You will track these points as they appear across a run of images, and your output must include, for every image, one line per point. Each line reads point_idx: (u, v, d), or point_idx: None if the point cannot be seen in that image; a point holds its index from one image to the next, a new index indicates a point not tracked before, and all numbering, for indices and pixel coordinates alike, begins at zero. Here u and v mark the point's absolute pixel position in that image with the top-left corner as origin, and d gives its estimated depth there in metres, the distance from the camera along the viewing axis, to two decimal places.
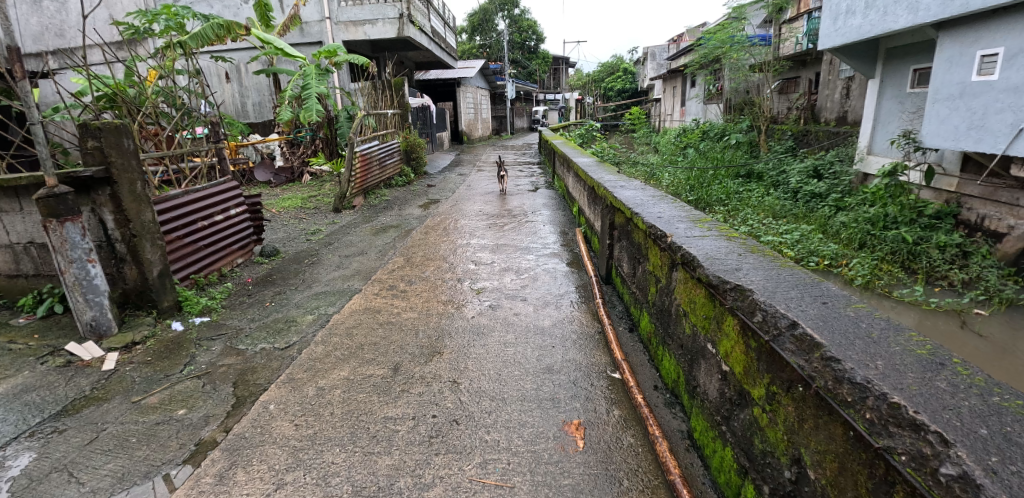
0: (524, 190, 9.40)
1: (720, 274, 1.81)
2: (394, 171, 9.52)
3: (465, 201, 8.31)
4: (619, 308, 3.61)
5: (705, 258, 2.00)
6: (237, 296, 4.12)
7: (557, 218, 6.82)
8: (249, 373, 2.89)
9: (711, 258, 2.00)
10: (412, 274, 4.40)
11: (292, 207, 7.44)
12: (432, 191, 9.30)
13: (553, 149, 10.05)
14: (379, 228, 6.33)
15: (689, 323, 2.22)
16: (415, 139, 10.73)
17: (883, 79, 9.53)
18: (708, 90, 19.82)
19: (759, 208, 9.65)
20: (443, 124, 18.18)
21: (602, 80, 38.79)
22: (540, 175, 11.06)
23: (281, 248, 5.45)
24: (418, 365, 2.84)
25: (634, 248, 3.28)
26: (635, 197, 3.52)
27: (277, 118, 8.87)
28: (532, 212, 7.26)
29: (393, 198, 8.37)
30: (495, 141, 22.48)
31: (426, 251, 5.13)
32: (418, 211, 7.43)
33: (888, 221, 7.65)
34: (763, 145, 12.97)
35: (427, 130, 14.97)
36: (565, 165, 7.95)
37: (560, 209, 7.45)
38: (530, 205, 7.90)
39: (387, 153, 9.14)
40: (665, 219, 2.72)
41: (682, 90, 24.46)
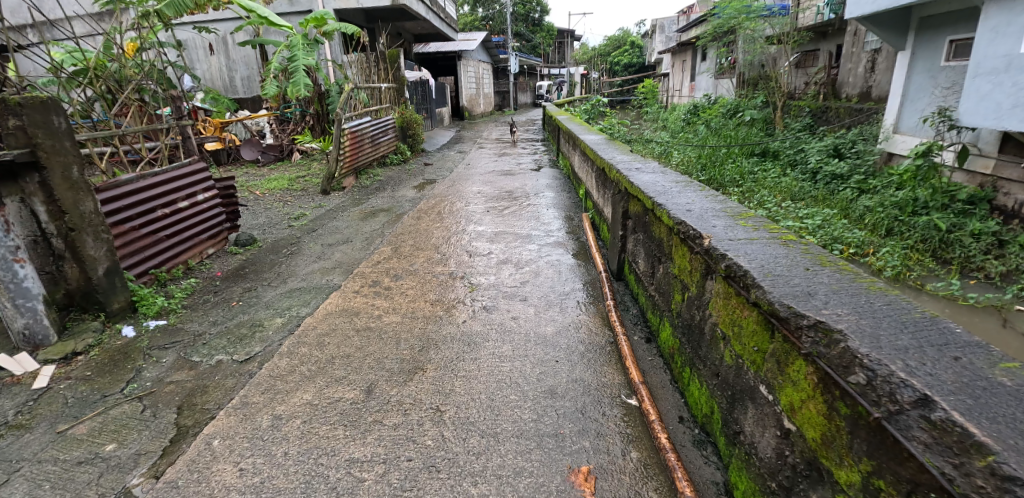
0: (527, 169, 8.84)
1: (790, 302, 1.31)
2: (388, 148, 8.98)
3: (463, 182, 7.78)
4: (633, 311, 3.13)
5: (763, 273, 1.50)
6: (202, 293, 3.67)
7: (562, 201, 6.31)
8: (198, 396, 2.48)
9: (770, 272, 1.50)
10: (399, 268, 3.93)
11: (278, 188, 6.96)
12: (429, 170, 8.78)
13: (558, 125, 9.47)
14: (369, 211, 5.85)
15: (732, 351, 1.74)
16: (411, 115, 10.14)
17: (915, 52, 8.88)
18: (720, 64, 19.02)
19: (776, 190, 9.08)
20: (443, 99, 17.53)
21: (609, 54, 37.71)
22: (543, 153, 10.48)
23: (260, 235, 4.99)
24: (396, 385, 2.40)
25: (653, 245, 2.79)
26: (655, 183, 2.99)
27: (263, 94, 8.27)
28: (535, 195, 6.75)
29: (387, 178, 7.86)
30: (497, 117, 21.73)
31: (417, 239, 4.64)
32: (413, 193, 6.93)
33: (918, 206, 7.13)
34: (779, 122, 12.32)
35: (425, 105, 14.34)
36: (571, 144, 7.39)
37: (565, 191, 6.93)
38: (532, 186, 7.38)
39: (380, 130, 8.59)
40: (695, 213, 2.21)
41: (692, 65, 23.57)
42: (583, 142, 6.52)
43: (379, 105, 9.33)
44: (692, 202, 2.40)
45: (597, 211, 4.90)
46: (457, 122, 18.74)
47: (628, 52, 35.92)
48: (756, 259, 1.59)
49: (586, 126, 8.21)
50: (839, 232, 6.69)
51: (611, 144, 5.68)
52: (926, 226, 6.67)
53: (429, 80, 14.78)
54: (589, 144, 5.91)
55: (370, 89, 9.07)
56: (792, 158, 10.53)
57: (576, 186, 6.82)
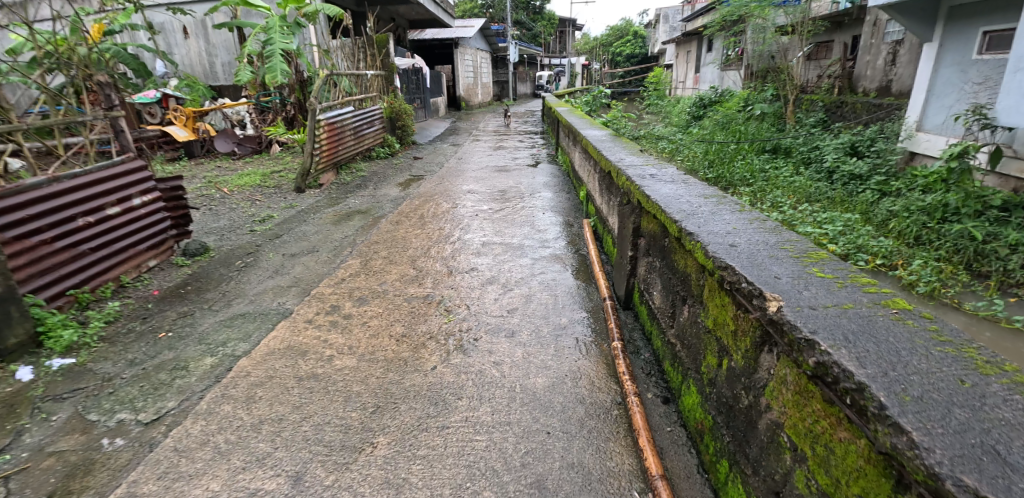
0: (524, 166, 8.19)
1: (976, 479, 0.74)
2: (374, 141, 8.32)
3: (453, 179, 7.13)
4: (644, 354, 2.54)
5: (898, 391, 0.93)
6: (128, 319, 3.07)
7: (560, 203, 5.68)
8: (78, 478, 1.89)
9: (908, 390, 0.93)
10: (365, 288, 3.31)
11: (249, 185, 6.34)
12: (418, 165, 8.16)
13: (557, 117, 8.81)
14: (344, 213, 5.21)
15: (811, 480, 1.17)
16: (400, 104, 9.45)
17: (944, 43, 8.26)
18: (727, 56, 18.33)
19: (791, 191, 8.46)
20: (439, 89, 16.83)
21: (611, 44, 36.94)
22: (542, 147, 9.82)
23: (216, 242, 4.38)
24: (335, 470, 1.81)
25: (674, 279, 2.20)
26: (676, 193, 2.38)
27: (236, 80, 7.58)
28: (531, 195, 6.13)
29: (370, 174, 7.22)
30: (495, 108, 21.00)
31: (393, 249, 4.03)
32: (397, 191, 6.30)
33: (948, 212, 6.53)
34: (791, 117, 11.68)
35: (418, 94, 13.63)
36: (572, 138, 6.76)
37: (564, 191, 6.32)
38: (528, 185, 6.77)
39: (365, 121, 7.94)
40: (742, 250, 1.60)
41: (698, 55, 22.85)
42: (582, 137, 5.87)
43: (365, 94, 8.65)
44: (733, 229, 1.78)
45: (600, 218, 4.27)
46: (453, 113, 18.05)
47: (631, 43, 35.17)
48: (872, 358, 1.02)
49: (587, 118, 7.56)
50: (863, 240, 6.10)
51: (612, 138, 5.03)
52: (959, 234, 6.09)
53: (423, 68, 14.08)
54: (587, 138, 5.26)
55: (355, 77, 8.40)
56: (806, 156, 9.90)
57: (577, 185, 6.18)
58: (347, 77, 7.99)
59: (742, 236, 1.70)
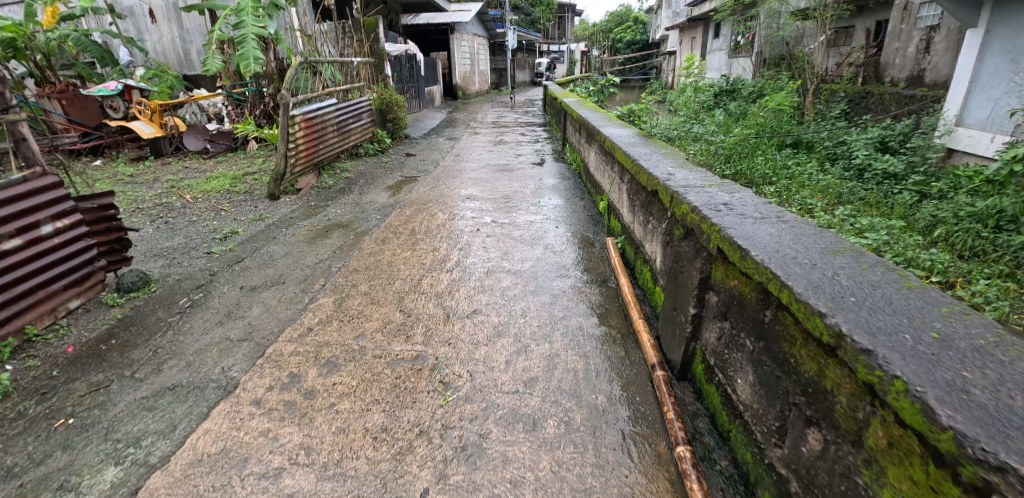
0: (528, 164, 7.37)
1: None
2: (362, 137, 7.48)
3: (450, 180, 6.31)
4: (721, 463, 1.82)
5: None
6: (21, 396, 2.32)
7: (573, 212, 4.88)
8: None
9: None
10: (335, 345, 2.54)
11: (217, 190, 5.56)
12: (411, 163, 7.37)
13: (564, 108, 7.97)
14: (322, 226, 4.43)
15: None
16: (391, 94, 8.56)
17: (991, 30, 7.48)
18: (737, 42, 17.48)
19: (820, 190, 7.68)
20: (434, 77, 15.94)
21: (612, 30, 35.92)
22: (546, 142, 8.98)
23: (161, 271, 3.61)
24: None
25: (785, 379, 1.47)
26: (779, 236, 1.62)
27: (205, 70, 6.62)
28: (539, 200, 5.36)
29: (356, 175, 6.41)
30: (492, 97, 20.08)
31: (377, 281, 3.25)
32: (386, 196, 5.49)
33: (1005, 220, 5.52)
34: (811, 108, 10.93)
35: (412, 83, 12.74)
36: (585, 134, 5.96)
37: (576, 195, 5.55)
38: (535, 187, 5.99)
39: (352, 114, 7.10)
40: (998, 409, 0.87)
41: (704, 42, 21.98)
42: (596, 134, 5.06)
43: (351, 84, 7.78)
44: (937, 340, 1.05)
45: (628, 239, 3.51)
46: (449, 103, 17.15)
47: (632, 29, 34.20)
48: None
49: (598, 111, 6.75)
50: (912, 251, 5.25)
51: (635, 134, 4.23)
52: (1021, 246, 5.06)
53: (417, 54, 13.15)
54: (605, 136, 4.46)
55: (340, 65, 7.54)
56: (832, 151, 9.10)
57: (591, 190, 5.36)
58: (329, 64, 7.12)
59: (970, 366, 0.98)
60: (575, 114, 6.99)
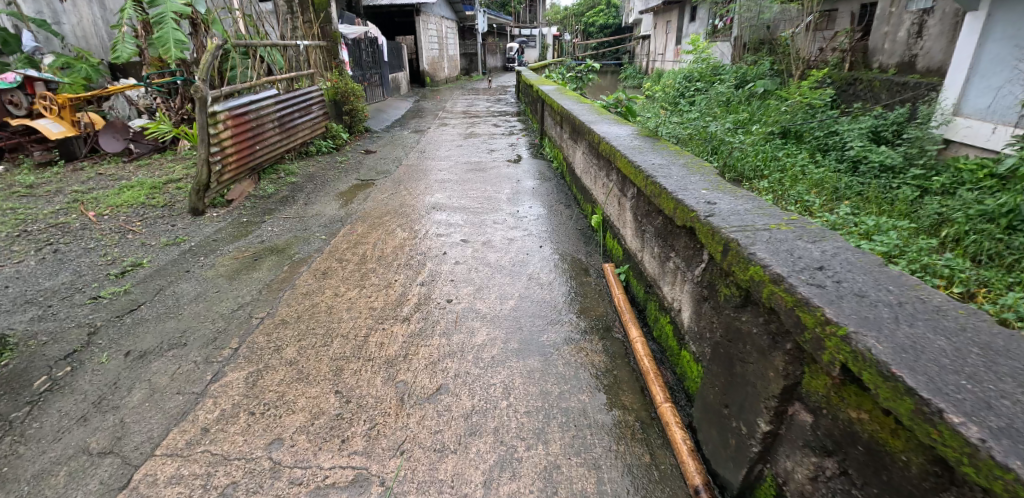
0: (502, 160, 6.55)
1: None
2: (311, 132, 6.50)
3: (412, 182, 5.45)
4: None
5: None
6: None
7: (558, 219, 4.11)
8: None
9: None
10: (237, 465, 1.78)
11: (131, 205, 4.62)
12: (369, 161, 6.49)
13: (541, 95, 7.15)
14: (250, 254, 3.58)
15: None
16: (346, 83, 7.57)
17: (997, 11, 6.86)
18: (716, 27, 17.01)
19: (816, 184, 7.05)
20: (399, 63, 14.89)
21: (584, 14, 35.13)
22: (522, 134, 8.14)
23: (23, 331, 2.73)
24: None
25: None
26: (969, 360, 0.96)
27: (115, 57, 5.51)
28: (517, 204, 4.56)
29: (304, 179, 5.51)
30: (463, 84, 19.09)
31: (308, 341, 2.45)
32: (335, 206, 4.62)
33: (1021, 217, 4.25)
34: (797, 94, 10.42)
35: (373, 69, 11.68)
36: (568, 128, 5.19)
37: (559, 197, 4.77)
38: (512, 186, 5.19)
39: (299, 106, 6.14)
40: None
41: (680, 25, 21.40)
42: (581, 129, 4.27)
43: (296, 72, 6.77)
44: None
45: (632, 268, 2.78)
46: (416, 91, 16.08)
47: (604, 12, 33.42)
48: None
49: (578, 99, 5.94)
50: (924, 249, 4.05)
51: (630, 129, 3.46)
52: None
53: (378, 37, 12.08)
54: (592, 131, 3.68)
55: (282, 49, 6.54)
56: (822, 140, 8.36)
57: (576, 194, 4.59)
58: (267, 47, 6.09)
59: None
60: (553, 103, 6.18)
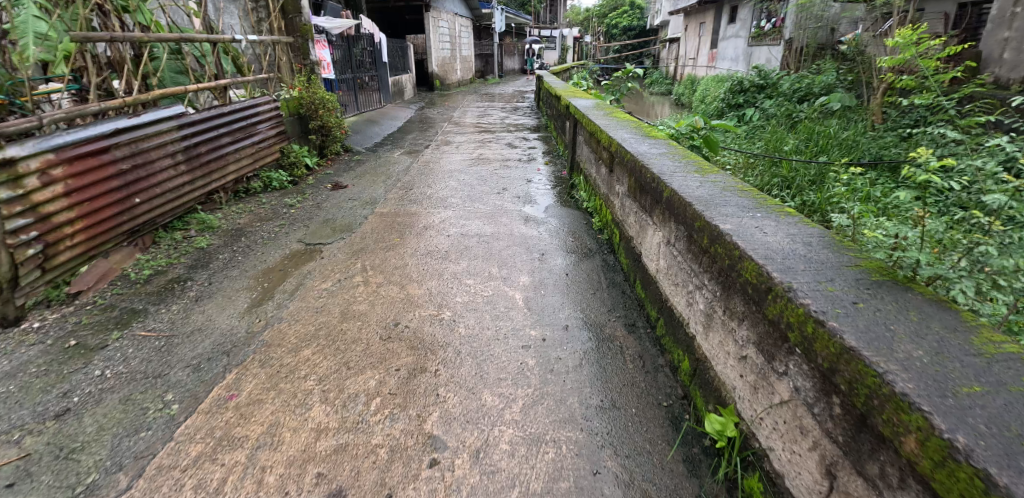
0: (516, 199, 4.64)
1: None
2: (254, 162, 4.66)
3: (376, 243, 3.57)
4: None
5: None
6: None
7: (618, 366, 2.22)
8: None
9: None
10: None
11: None
12: (330, 199, 4.65)
13: (573, 110, 5.19)
14: (7, 469, 1.79)
15: None
16: (313, 89, 5.73)
17: None
18: (762, 29, 15.08)
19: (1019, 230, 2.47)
20: (404, 65, 13.13)
21: (608, 15, 33.21)
22: (545, 161, 6.18)
23: None
24: None
25: None
26: None
27: None
28: (544, 310, 2.65)
29: (222, 241, 3.70)
30: (476, 88, 17.26)
31: None
32: (240, 306, 2.82)
33: None
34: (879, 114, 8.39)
35: (367, 71, 9.88)
36: (616, 175, 3.28)
37: (610, 292, 2.86)
38: (531, 259, 3.26)
39: (228, 124, 4.29)
40: None
41: (717, 27, 19.33)
42: (650, 187, 2.37)
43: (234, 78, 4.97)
44: None
45: None
46: (423, 95, 14.25)
47: (628, 13, 31.39)
48: None
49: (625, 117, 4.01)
50: None
51: (800, 225, 1.58)
52: None
53: (375, 34, 10.24)
54: (692, 216, 1.79)
55: (212, 47, 4.77)
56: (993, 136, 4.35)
57: (639, 297, 2.69)
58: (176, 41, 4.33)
59: None
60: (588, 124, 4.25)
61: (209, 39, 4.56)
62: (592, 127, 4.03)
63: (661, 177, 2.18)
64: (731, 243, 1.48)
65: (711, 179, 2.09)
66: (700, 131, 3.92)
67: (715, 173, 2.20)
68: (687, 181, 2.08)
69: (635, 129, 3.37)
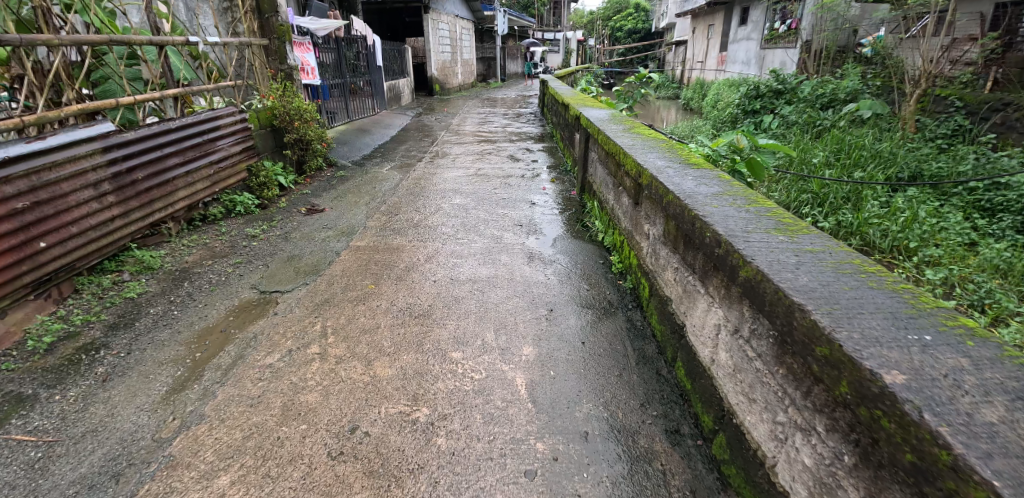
0: (518, 226, 3.95)
1: None
2: (213, 185, 3.97)
3: (344, 289, 2.90)
4: None
5: None
6: None
7: None
8: None
9: None
10: None
11: None
12: (300, 227, 3.99)
13: (584, 121, 4.47)
14: None
15: None
16: (289, 97, 5.04)
17: None
18: (775, 31, 14.42)
19: None
20: (400, 70, 12.49)
21: (612, 18, 32.60)
22: (551, 177, 5.48)
23: None
24: None
25: None
26: None
27: None
28: (554, 404, 1.98)
29: (159, 287, 3.03)
30: (477, 92, 16.63)
31: None
32: (157, 391, 2.17)
33: None
34: (911, 123, 7.69)
35: (359, 76, 9.22)
36: (645, 211, 2.58)
37: (640, 372, 2.18)
38: (537, 317, 2.58)
39: (177, 141, 3.59)
40: None
41: (726, 29, 18.64)
42: (706, 250, 1.69)
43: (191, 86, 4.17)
44: None
45: None
46: (421, 101, 13.60)
47: (633, 16, 30.76)
48: None
49: (647, 130, 3.29)
50: None
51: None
52: None
53: (368, 36, 9.58)
54: (803, 334, 1.11)
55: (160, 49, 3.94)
56: None
57: (682, 386, 2.02)
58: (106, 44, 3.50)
59: None
60: (600, 138, 3.52)
61: (155, 42, 3.74)
62: (607, 143, 3.32)
63: (729, 238, 1.47)
64: (928, 434, 0.82)
65: (810, 250, 1.39)
66: (746, 150, 3.17)
67: (804, 238, 1.50)
68: (773, 249, 1.38)
69: (664, 151, 2.67)
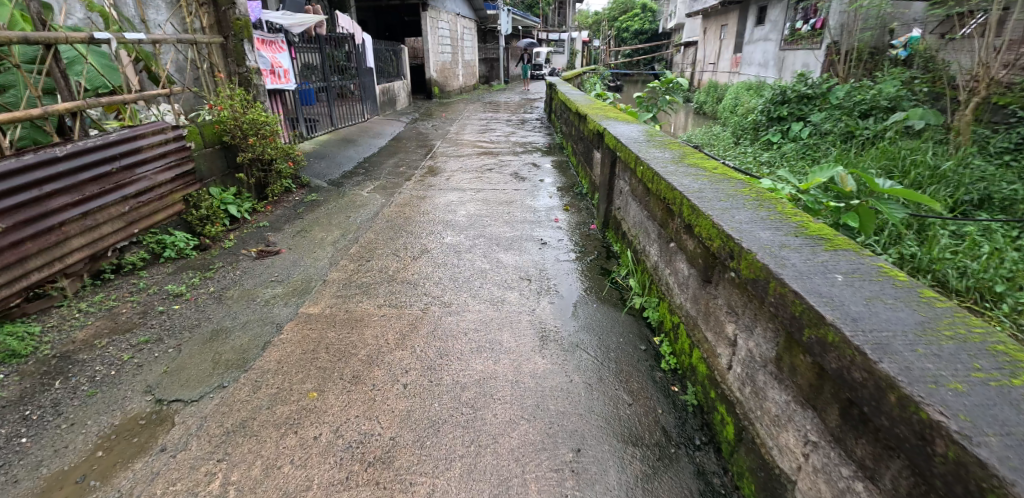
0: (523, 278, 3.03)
1: None
2: (131, 225, 3.07)
3: (272, 400, 2.01)
4: None
5: None
6: None
7: None
8: None
9: None
10: None
11: None
12: (240, 278, 3.09)
13: (609, 139, 3.50)
14: None
15: None
16: (244, 106, 4.10)
17: None
18: (797, 30, 13.47)
19: None
20: (396, 72, 11.59)
21: (619, 18, 31.68)
22: (564, 203, 4.55)
23: None
24: None
25: None
26: None
27: None
28: None
29: (17, 392, 2.12)
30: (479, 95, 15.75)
31: None
32: None
33: None
34: (966, 132, 6.67)
35: (347, 78, 8.31)
36: (728, 306, 1.67)
37: None
38: (557, 466, 1.67)
39: (68, 173, 2.67)
40: None
41: (742, 29, 17.66)
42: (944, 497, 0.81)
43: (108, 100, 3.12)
44: None
45: None
46: (418, 105, 12.71)
47: (640, 16, 29.94)
48: None
49: (708, 162, 2.33)
50: None
51: None
52: None
53: (358, 35, 8.66)
54: None
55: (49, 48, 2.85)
56: None
57: None
58: None
59: None
60: (638, 169, 2.57)
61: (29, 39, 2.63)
62: (651, 181, 2.37)
63: None
64: None
65: None
66: (851, 192, 2.20)
67: None
68: None
69: (755, 207, 1.72)
